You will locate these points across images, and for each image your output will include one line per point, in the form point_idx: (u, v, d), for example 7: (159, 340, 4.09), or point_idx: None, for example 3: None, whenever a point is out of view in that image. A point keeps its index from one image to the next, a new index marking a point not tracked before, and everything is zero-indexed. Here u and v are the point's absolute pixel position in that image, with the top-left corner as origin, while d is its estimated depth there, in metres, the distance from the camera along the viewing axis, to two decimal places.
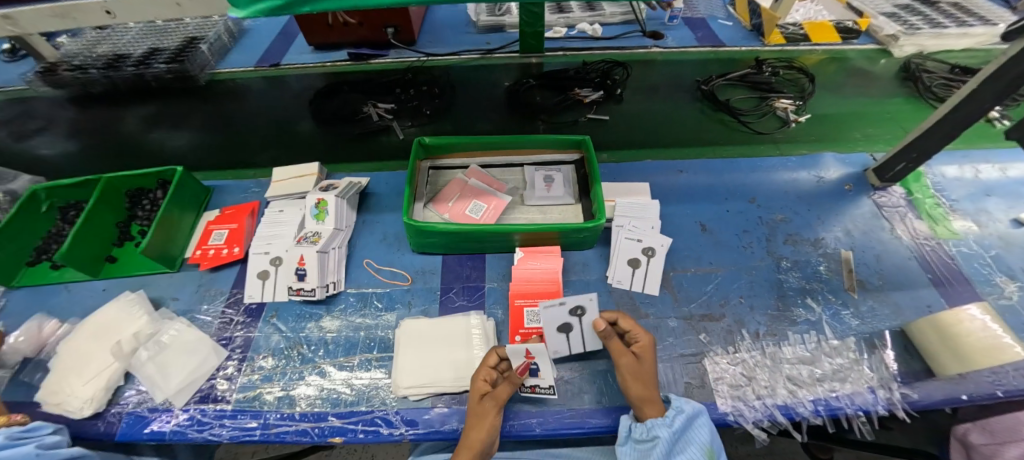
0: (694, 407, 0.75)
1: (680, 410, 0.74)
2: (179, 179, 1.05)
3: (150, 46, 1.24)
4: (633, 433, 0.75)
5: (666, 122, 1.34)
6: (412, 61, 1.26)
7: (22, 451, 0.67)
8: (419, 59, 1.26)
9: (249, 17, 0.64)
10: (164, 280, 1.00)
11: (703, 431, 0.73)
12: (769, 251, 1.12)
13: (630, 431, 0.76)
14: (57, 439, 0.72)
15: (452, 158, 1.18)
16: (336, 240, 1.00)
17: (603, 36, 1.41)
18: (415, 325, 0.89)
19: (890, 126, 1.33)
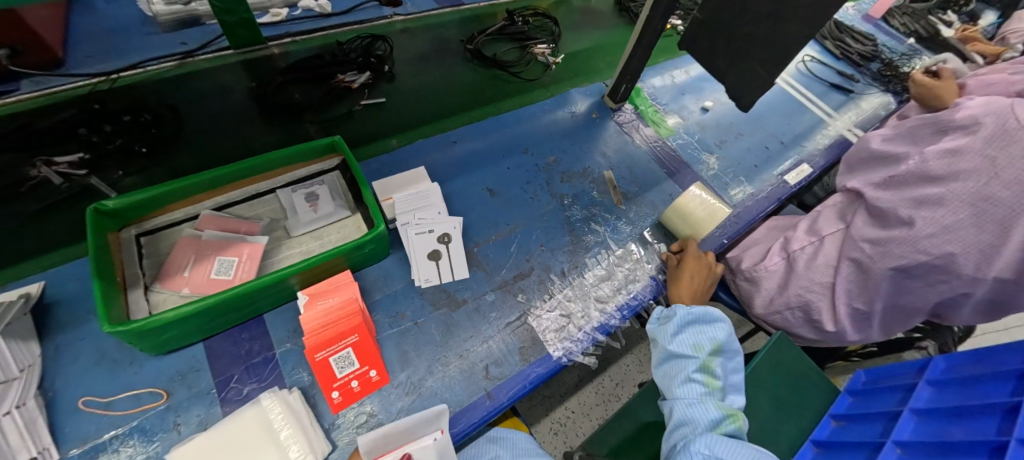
0: (717, 314, 0.82)
1: (688, 313, 0.81)
2: None
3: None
4: (660, 314, 0.86)
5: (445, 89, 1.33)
6: (100, 81, 0.93)
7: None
8: (109, 78, 0.94)
9: None
10: None
11: (720, 330, 0.80)
12: (551, 193, 1.20)
13: (659, 315, 0.87)
14: None
15: (168, 212, 0.89)
16: (11, 399, 0.67)
17: (334, 12, 1.27)
18: (190, 450, 0.68)
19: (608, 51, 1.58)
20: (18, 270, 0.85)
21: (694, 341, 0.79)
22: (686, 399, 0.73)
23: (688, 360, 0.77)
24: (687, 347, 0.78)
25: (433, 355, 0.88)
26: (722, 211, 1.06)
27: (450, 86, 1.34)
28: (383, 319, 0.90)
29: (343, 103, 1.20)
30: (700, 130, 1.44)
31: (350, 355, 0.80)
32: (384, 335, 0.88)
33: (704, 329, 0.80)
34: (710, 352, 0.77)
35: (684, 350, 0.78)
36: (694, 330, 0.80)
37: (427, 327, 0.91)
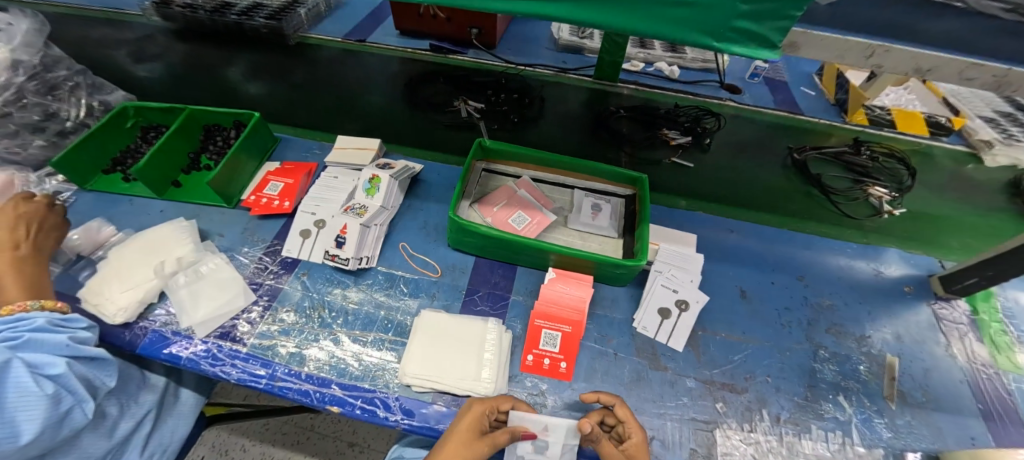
0: None
1: None
2: (253, 126, 1.10)
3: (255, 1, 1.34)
4: None
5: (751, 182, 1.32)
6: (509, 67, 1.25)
7: (57, 341, 0.70)
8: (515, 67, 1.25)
9: None
10: (217, 215, 1.05)
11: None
12: (808, 335, 1.06)
13: None
14: (88, 335, 0.76)
15: (507, 165, 1.19)
16: (379, 218, 1.02)
17: (680, 79, 1.44)
18: (434, 318, 0.90)
19: (962, 233, 1.29)
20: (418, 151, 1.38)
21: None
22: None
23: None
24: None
25: (613, 391, 0.90)
26: None
27: (763, 185, 1.32)
28: (592, 332, 0.97)
29: (658, 151, 1.31)
30: None
31: (557, 339, 0.91)
32: (585, 344, 0.95)
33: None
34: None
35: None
36: None
37: (621, 364, 0.94)
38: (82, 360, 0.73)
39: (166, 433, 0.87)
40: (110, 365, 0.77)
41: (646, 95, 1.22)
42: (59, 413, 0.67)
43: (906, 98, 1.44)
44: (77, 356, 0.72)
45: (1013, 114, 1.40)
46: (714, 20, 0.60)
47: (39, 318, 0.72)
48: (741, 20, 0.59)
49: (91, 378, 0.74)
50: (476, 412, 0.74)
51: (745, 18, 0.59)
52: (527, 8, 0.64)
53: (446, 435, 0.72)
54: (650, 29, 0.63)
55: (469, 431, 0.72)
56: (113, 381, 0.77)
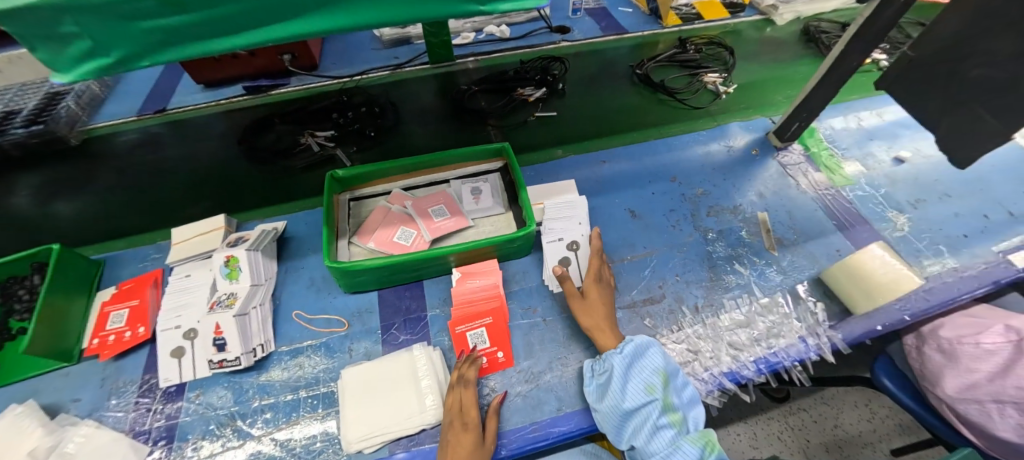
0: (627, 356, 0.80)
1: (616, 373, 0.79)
2: (56, 262, 0.91)
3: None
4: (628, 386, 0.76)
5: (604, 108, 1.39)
6: (346, 81, 1.18)
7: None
8: (353, 79, 1.18)
9: (76, 81, 0.55)
10: (61, 379, 0.88)
11: (656, 357, 0.79)
12: (695, 225, 1.17)
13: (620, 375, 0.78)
14: None
15: (372, 186, 1.12)
16: (257, 298, 0.92)
17: (512, 36, 1.45)
18: (357, 373, 0.85)
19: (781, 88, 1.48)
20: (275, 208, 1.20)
21: (644, 382, 0.77)
22: (661, 453, 0.70)
23: (648, 407, 0.74)
24: (640, 394, 0.75)
25: (555, 354, 0.92)
26: (909, 278, 0.93)
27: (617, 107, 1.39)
28: (516, 310, 0.98)
29: (521, 112, 1.35)
30: (889, 185, 1.24)
31: (483, 335, 0.91)
32: (514, 324, 0.96)
33: (643, 364, 0.79)
34: (664, 387, 0.76)
35: (638, 399, 0.75)
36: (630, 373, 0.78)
37: (553, 327, 0.96)
38: None
39: None
40: None
41: (491, 63, 1.24)
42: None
43: None
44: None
45: None
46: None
47: None
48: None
49: None
50: (461, 393, 0.80)
51: None
52: (273, 32, 0.58)
53: (445, 450, 0.74)
54: (409, 13, 0.60)
55: (477, 441, 0.74)
56: None
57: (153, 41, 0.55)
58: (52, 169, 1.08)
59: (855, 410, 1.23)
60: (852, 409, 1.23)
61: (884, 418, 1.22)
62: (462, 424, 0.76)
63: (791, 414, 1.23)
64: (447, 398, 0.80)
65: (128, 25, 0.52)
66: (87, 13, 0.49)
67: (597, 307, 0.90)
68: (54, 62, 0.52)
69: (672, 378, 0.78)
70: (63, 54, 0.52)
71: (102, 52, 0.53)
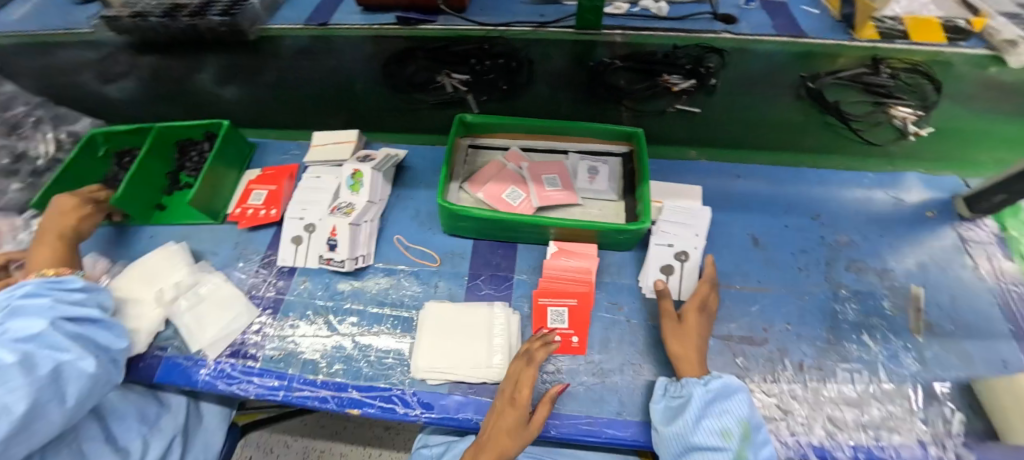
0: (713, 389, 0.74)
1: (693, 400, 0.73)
2: (225, 136, 1.05)
3: None
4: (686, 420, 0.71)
5: (758, 118, 1.19)
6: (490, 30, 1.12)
7: (39, 303, 0.72)
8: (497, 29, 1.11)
9: None
10: (207, 233, 1.03)
11: (742, 404, 0.72)
12: (826, 276, 1.02)
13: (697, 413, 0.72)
14: (85, 296, 0.78)
15: (496, 138, 1.13)
16: (369, 213, 0.99)
17: (669, 16, 1.33)
18: (439, 309, 0.88)
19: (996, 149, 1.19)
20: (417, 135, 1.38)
21: (721, 425, 0.70)
22: None
23: (718, 453, 0.68)
24: (713, 436, 0.69)
25: (629, 359, 0.88)
26: None
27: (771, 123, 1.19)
28: (602, 302, 0.94)
29: (661, 100, 1.19)
30: None
31: (564, 314, 0.89)
32: (596, 315, 0.93)
33: (727, 407, 0.72)
34: (741, 439, 0.69)
35: (711, 442, 0.69)
36: (709, 414, 0.71)
37: (635, 332, 0.91)
38: (74, 321, 0.74)
39: (201, 446, 0.93)
40: (115, 326, 0.79)
41: (638, 42, 1.07)
42: (44, 376, 0.64)
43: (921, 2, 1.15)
44: (71, 317, 0.74)
45: None
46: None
47: (25, 287, 0.75)
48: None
49: (96, 338, 0.75)
50: (520, 369, 0.78)
51: None
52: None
53: (490, 415, 0.75)
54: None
55: (517, 422, 0.72)
56: (122, 339, 0.79)
57: None
58: (229, 57, 1.22)
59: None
60: None
61: None
62: (511, 398, 0.75)
63: None
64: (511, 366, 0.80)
65: None
66: None
67: (691, 335, 0.82)
68: None
69: (756, 434, 0.70)
70: None
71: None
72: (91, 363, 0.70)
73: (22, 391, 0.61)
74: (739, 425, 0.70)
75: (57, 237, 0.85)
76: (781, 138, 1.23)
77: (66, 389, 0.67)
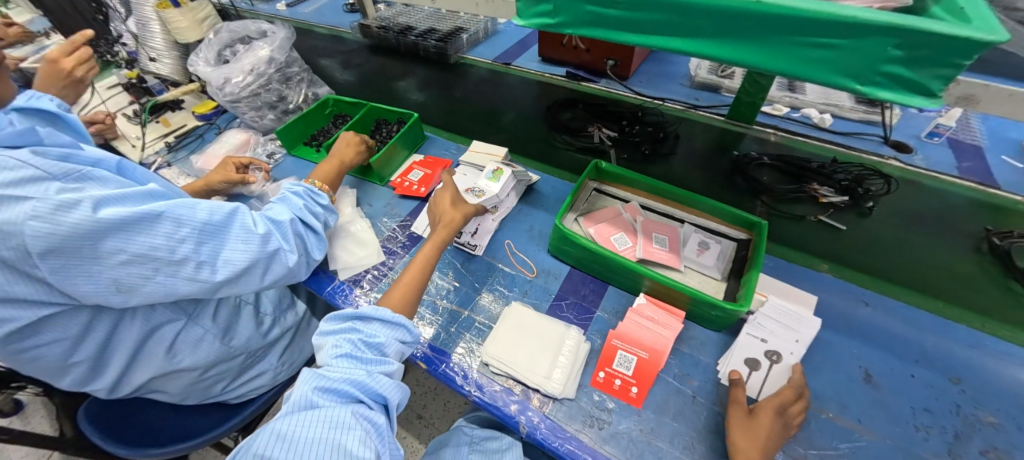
0: None
1: None
2: (411, 123, 1.34)
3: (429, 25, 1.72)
4: None
5: (915, 259, 1.09)
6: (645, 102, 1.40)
7: (293, 202, 0.95)
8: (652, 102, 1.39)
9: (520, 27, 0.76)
10: (370, 189, 1.28)
11: None
12: (953, 450, 0.83)
13: None
14: (317, 211, 0.99)
15: (621, 189, 1.21)
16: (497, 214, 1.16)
17: (830, 128, 1.32)
18: (522, 312, 0.97)
19: None
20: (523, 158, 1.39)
21: None
22: None
23: None
24: None
25: (683, 433, 0.84)
26: None
27: (932, 265, 1.08)
28: (672, 368, 0.92)
29: (802, 207, 1.20)
30: None
31: (631, 362, 0.90)
32: (662, 378, 0.91)
33: None
34: None
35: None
36: None
37: (698, 409, 0.87)
38: (304, 227, 0.94)
39: (297, 349, 1.13)
40: (322, 240, 0.98)
41: (794, 145, 1.25)
42: (269, 253, 0.82)
43: None
44: (303, 222, 0.95)
45: None
46: (859, 64, 0.54)
47: (290, 191, 0.98)
48: (892, 65, 0.53)
49: (307, 244, 0.93)
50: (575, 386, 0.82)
51: (899, 62, 0.52)
52: (650, 41, 0.64)
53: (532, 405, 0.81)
54: (779, 66, 0.58)
55: None
56: (320, 256, 0.97)
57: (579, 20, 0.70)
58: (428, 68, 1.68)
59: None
60: None
61: None
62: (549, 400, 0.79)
63: None
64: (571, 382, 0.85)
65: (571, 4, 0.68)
66: None
67: (761, 432, 0.78)
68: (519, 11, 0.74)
69: None
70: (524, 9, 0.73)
71: (548, 15, 0.70)
72: (293, 259, 0.87)
73: (250, 252, 0.79)
74: None
75: (338, 161, 1.18)
76: (945, 287, 1.04)
77: (272, 267, 0.84)
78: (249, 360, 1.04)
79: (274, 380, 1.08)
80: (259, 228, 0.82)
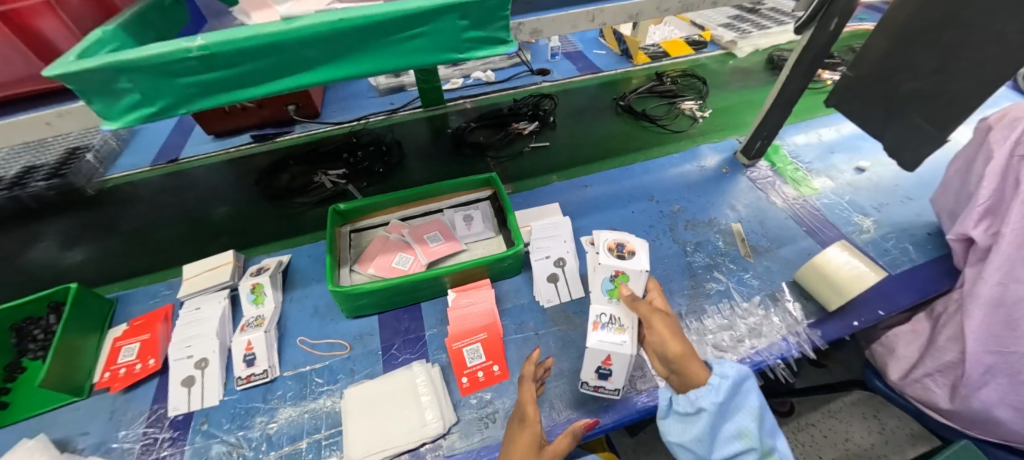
0: (739, 371, 0.68)
1: (724, 376, 0.67)
2: (74, 300, 0.97)
3: (24, 164, 1.28)
4: (676, 406, 0.70)
5: (594, 138, 1.47)
6: (351, 125, 1.45)
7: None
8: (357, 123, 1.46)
9: (123, 128, 0.62)
10: (70, 415, 0.90)
11: (753, 394, 0.67)
12: (675, 239, 1.22)
13: (670, 403, 0.72)
14: None
15: (371, 218, 1.19)
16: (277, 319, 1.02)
17: (497, 80, 1.62)
18: (360, 391, 0.88)
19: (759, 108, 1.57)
20: (257, 248, 1.20)
21: (737, 428, 0.66)
22: None
23: (745, 456, 0.64)
24: (733, 442, 0.65)
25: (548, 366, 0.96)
26: (869, 274, 1.00)
27: (602, 136, 1.48)
28: (510, 326, 1.02)
29: (517, 145, 1.45)
30: (852, 192, 1.33)
31: (479, 350, 0.95)
32: (509, 339, 1.00)
33: (738, 405, 0.67)
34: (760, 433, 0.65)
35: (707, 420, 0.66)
36: (726, 410, 0.67)
37: (545, 339, 1.00)
38: None
39: None
40: None
41: (482, 103, 1.51)
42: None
43: (670, 30, 1.86)
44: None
45: (731, 22, 1.87)
46: (451, 38, 0.66)
47: None
48: (469, 32, 0.66)
49: None
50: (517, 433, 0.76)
51: (472, 28, 0.66)
52: (278, 84, 0.64)
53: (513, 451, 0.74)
54: (400, 61, 0.66)
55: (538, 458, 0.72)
56: None
57: (193, 93, 0.62)
58: (72, 215, 1.26)
59: (865, 422, 1.24)
60: (861, 421, 1.24)
61: (897, 429, 1.23)
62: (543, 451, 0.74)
63: (800, 430, 1.24)
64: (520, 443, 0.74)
65: (173, 80, 0.59)
66: (137, 72, 0.57)
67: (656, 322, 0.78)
68: (107, 113, 0.60)
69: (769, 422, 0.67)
70: (113, 107, 0.60)
71: (149, 103, 0.61)
72: None
73: None
74: (757, 418, 0.66)
75: None
76: (617, 146, 1.45)
77: None
78: None
79: None
80: None
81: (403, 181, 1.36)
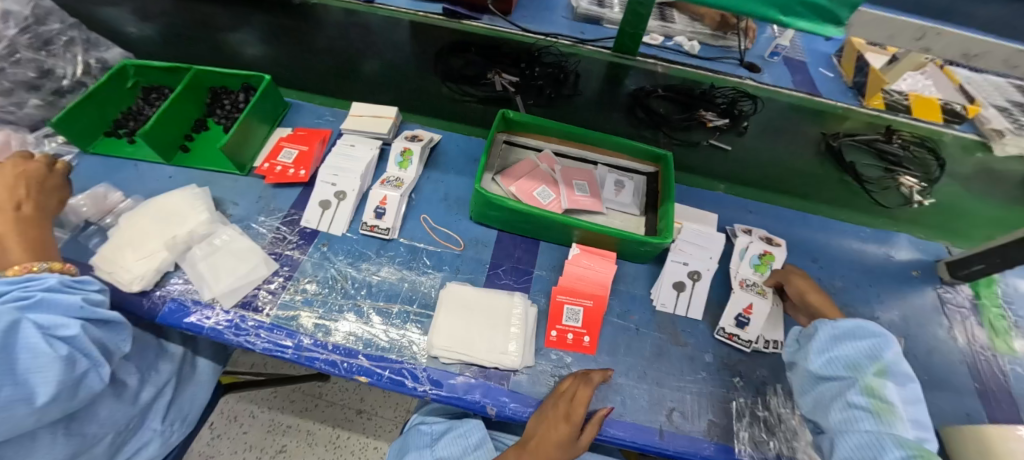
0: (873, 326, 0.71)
1: (848, 317, 0.74)
2: (264, 90, 1.06)
3: None
4: (798, 335, 0.81)
5: (783, 168, 1.30)
6: None
7: (70, 301, 0.67)
8: None
9: None
10: (228, 182, 1.01)
11: (876, 345, 0.69)
12: None
13: (797, 336, 0.81)
14: (101, 298, 0.72)
15: (529, 139, 1.16)
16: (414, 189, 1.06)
17: (700, 55, 1.44)
18: (459, 291, 0.89)
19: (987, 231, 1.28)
20: (424, 119, 1.25)
21: (846, 359, 0.70)
22: (843, 430, 0.66)
23: (840, 383, 0.69)
24: (835, 369, 0.70)
25: (634, 365, 0.90)
26: None
27: (791, 168, 1.29)
28: (614, 308, 0.97)
29: (696, 134, 1.28)
30: None
31: (579, 314, 0.91)
32: (608, 319, 0.96)
33: (851, 343, 0.71)
34: (871, 374, 0.67)
35: (831, 370, 0.70)
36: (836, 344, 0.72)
37: (642, 339, 0.94)
38: (96, 323, 0.70)
39: (187, 400, 0.88)
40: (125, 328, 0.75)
41: (683, 71, 1.31)
42: (74, 377, 0.63)
43: (924, 84, 1.48)
44: (90, 318, 0.69)
45: (1012, 111, 1.47)
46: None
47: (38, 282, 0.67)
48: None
49: (105, 342, 0.71)
50: (578, 386, 0.78)
51: None
52: None
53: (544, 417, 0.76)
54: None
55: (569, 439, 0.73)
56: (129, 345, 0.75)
57: None
58: None
59: None
60: None
61: None
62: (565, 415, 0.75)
63: None
64: (566, 381, 0.81)
65: None
66: None
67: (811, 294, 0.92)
68: None
69: (888, 382, 0.66)
70: None
71: None
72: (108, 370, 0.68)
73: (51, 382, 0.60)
74: (875, 369, 0.67)
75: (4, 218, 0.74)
76: (804, 188, 1.30)
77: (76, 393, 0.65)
78: (119, 438, 0.78)
79: (167, 444, 0.84)
80: (53, 349, 0.62)
81: (572, 118, 1.30)
